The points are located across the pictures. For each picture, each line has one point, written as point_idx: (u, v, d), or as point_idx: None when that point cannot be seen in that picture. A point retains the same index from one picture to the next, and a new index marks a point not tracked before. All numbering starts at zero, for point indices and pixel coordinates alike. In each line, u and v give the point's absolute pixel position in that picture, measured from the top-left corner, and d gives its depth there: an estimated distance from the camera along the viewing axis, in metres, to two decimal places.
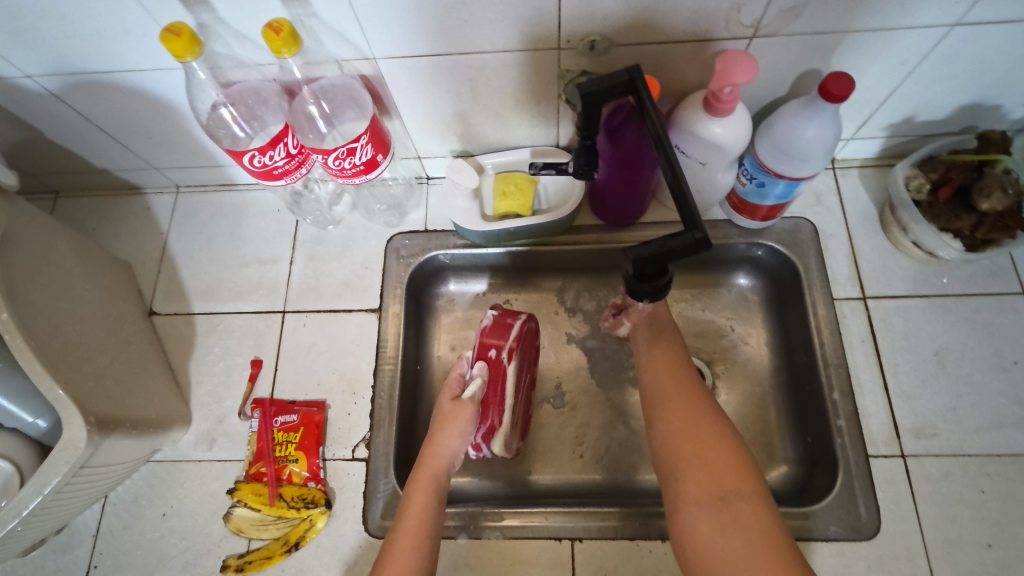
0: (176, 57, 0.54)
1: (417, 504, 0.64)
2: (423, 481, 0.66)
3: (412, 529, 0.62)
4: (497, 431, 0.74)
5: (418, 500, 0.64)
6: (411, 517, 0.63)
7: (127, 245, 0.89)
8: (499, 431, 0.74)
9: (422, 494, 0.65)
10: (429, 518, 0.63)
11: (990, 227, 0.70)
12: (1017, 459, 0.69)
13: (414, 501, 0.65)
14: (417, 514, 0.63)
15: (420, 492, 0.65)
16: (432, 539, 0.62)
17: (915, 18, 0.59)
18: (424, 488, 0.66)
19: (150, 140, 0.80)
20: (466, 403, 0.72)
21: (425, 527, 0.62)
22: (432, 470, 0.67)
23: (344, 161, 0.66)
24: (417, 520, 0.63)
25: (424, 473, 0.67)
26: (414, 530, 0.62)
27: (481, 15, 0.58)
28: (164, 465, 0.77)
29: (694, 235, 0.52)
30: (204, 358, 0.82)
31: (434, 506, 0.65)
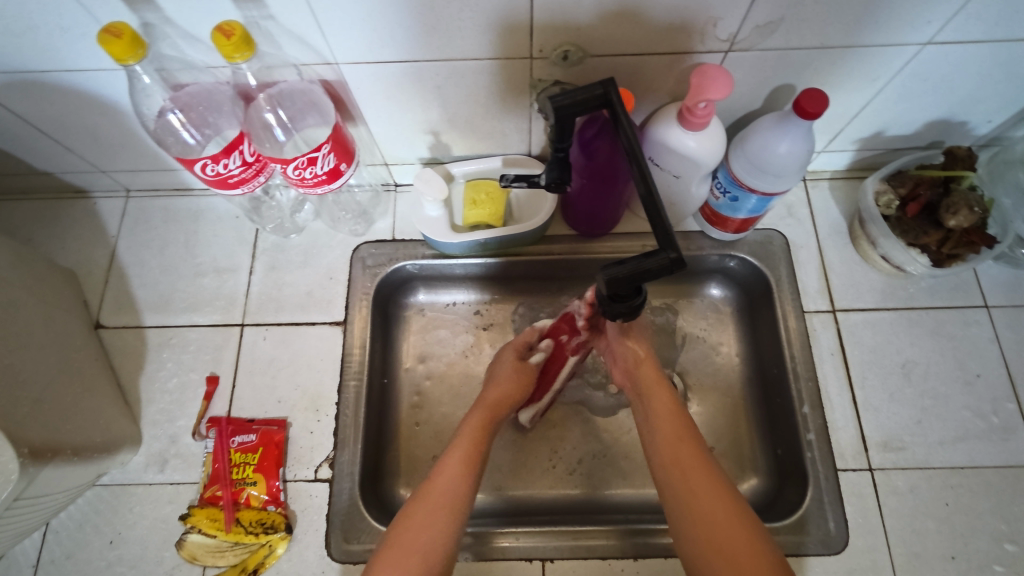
0: (118, 60, 0.51)
1: (470, 434, 0.64)
2: (479, 418, 0.66)
3: (464, 454, 0.61)
4: (533, 403, 0.76)
5: (473, 430, 0.64)
6: (460, 446, 0.62)
7: (72, 253, 0.84)
8: (535, 404, 0.75)
9: (477, 425, 0.65)
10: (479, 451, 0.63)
11: (955, 243, 0.71)
12: (979, 471, 0.70)
13: (467, 430, 0.64)
14: (467, 444, 0.62)
15: (476, 423, 0.65)
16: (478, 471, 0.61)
17: (888, 36, 0.58)
18: (479, 423, 0.65)
19: (95, 143, 0.74)
20: (529, 367, 0.72)
21: (470, 457, 0.61)
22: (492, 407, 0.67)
23: (304, 171, 0.63)
24: (466, 448, 0.62)
25: (480, 410, 0.67)
26: (464, 456, 0.61)
27: (450, 22, 0.56)
28: (112, 490, 0.72)
29: (669, 255, 0.50)
30: (155, 375, 0.78)
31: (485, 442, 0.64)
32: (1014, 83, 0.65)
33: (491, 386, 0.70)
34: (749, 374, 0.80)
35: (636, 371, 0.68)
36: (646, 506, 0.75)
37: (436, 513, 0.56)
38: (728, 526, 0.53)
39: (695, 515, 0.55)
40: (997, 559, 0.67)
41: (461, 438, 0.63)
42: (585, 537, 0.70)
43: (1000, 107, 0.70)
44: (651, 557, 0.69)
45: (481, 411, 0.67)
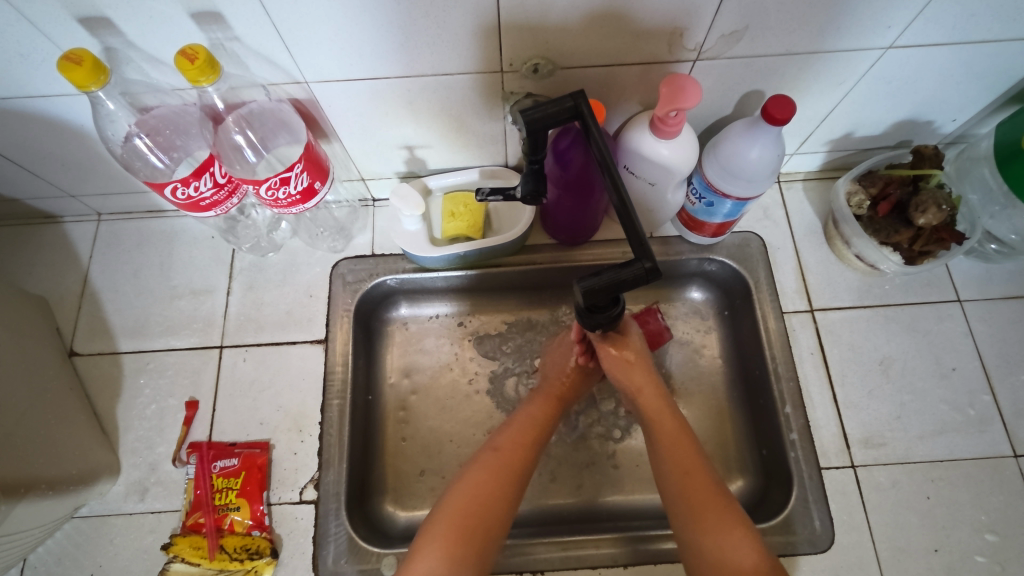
0: (79, 87, 0.50)
1: (535, 419, 0.68)
2: (545, 405, 0.69)
3: (513, 444, 0.64)
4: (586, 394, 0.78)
5: (534, 415, 0.68)
6: (518, 429, 0.66)
7: (43, 279, 0.82)
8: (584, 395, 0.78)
9: (544, 412, 0.69)
10: (539, 435, 0.66)
11: (926, 240, 0.72)
12: (958, 463, 0.71)
13: (533, 414, 0.68)
14: (530, 428, 0.67)
15: (543, 407, 0.69)
16: (535, 455, 0.65)
17: (851, 41, 0.59)
18: (544, 410, 0.69)
19: (63, 168, 0.73)
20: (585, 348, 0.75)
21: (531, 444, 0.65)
22: (555, 395, 0.71)
23: (277, 191, 0.62)
24: (528, 434, 0.66)
25: (544, 397, 0.71)
26: (521, 441, 0.65)
27: (419, 39, 0.56)
28: (90, 521, 0.71)
29: (643, 265, 0.50)
30: (133, 402, 0.76)
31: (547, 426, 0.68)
32: (974, 83, 0.67)
33: (550, 378, 0.72)
34: (732, 376, 0.81)
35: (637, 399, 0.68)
36: (635, 513, 0.75)
37: (479, 501, 0.58)
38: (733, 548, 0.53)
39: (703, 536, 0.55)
40: (979, 549, 0.68)
41: (520, 422, 0.67)
42: (575, 547, 0.69)
43: (963, 107, 0.71)
44: (641, 564, 0.69)
45: (544, 397, 0.70)
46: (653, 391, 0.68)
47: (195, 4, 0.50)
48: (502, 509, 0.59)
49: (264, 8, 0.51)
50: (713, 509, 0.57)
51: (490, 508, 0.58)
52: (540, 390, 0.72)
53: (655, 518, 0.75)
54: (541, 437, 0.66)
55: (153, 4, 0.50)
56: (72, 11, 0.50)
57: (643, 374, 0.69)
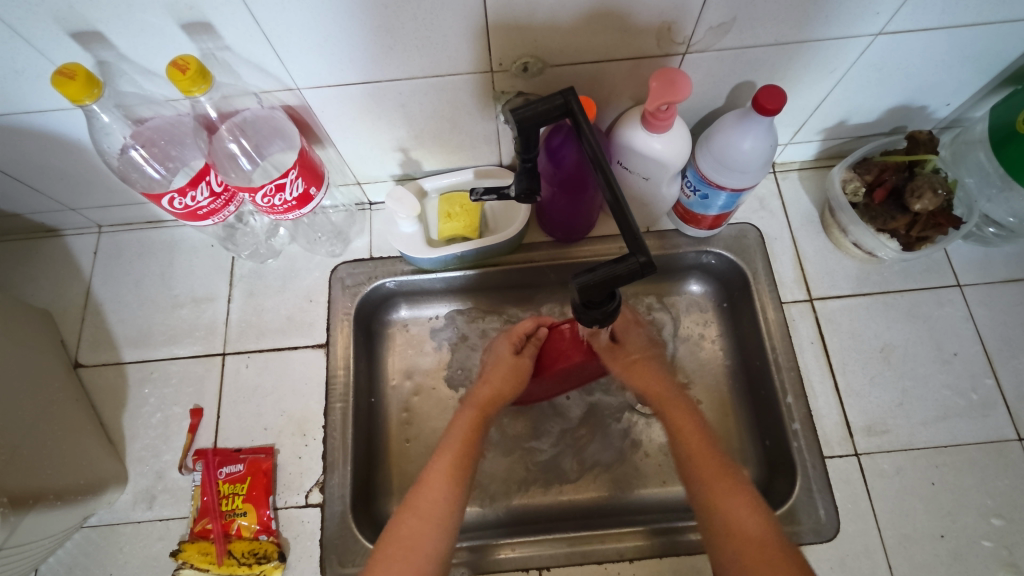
0: (73, 101, 0.51)
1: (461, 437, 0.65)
2: (469, 415, 0.67)
3: (446, 459, 0.62)
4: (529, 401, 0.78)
5: (460, 431, 0.65)
6: (447, 451, 0.63)
7: (47, 292, 0.83)
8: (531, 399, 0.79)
9: (468, 424, 0.66)
10: (468, 449, 0.64)
11: (923, 226, 0.72)
12: (962, 449, 0.71)
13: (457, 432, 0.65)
14: (458, 449, 0.63)
15: (468, 419, 0.67)
16: (469, 469, 0.63)
17: (840, 29, 0.59)
18: (469, 421, 0.67)
19: (61, 182, 0.74)
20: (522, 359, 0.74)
21: (462, 456, 0.63)
22: (482, 405, 0.69)
23: (273, 198, 0.63)
24: (452, 453, 0.63)
25: (471, 407, 0.69)
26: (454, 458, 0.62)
27: (406, 42, 0.56)
28: (100, 530, 0.71)
29: (638, 259, 0.50)
30: (138, 411, 0.77)
31: (476, 440, 0.65)
32: (967, 66, 0.67)
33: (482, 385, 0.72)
34: (734, 368, 0.81)
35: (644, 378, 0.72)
36: (641, 507, 0.75)
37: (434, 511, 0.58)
38: (746, 523, 0.56)
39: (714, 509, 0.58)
40: (986, 534, 0.67)
41: (450, 438, 0.65)
42: (580, 543, 0.69)
43: (956, 91, 0.71)
44: (647, 558, 0.69)
45: (471, 408, 0.68)
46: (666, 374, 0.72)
47: (184, 15, 0.50)
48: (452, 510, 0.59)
49: (253, 17, 0.51)
50: (720, 483, 0.59)
51: (448, 514, 0.59)
52: (470, 396, 0.71)
53: (662, 511, 0.74)
54: (472, 450, 0.64)
55: (143, 16, 0.50)
56: (63, 26, 0.50)
57: (649, 367, 0.72)
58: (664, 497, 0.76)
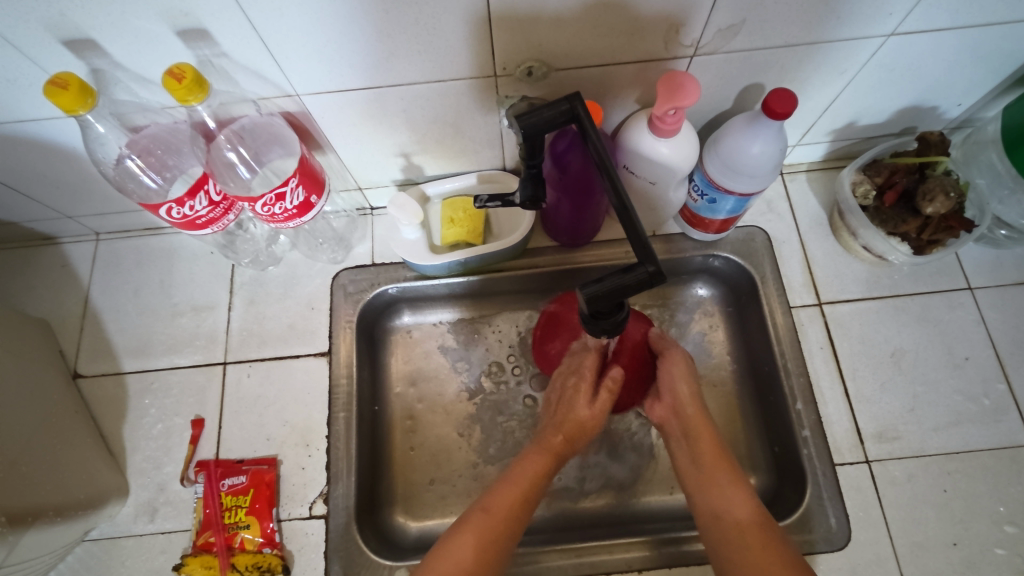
0: (67, 111, 0.49)
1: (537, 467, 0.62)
2: (544, 459, 0.63)
3: (510, 494, 0.59)
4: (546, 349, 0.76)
5: (532, 469, 0.62)
6: (512, 485, 0.60)
7: (44, 302, 0.81)
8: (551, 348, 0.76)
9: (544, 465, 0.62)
10: (534, 492, 0.60)
11: (935, 229, 0.71)
12: (975, 455, 0.70)
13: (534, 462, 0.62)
14: (519, 494, 0.59)
15: (543, 461, 0.63)
16: (522, 522, 0.58)
17: (851, 31, 0.58)
18: (547, 457, 0.63)
19: (57, 190, 0.73)
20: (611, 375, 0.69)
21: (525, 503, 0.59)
22: (558, 446, 0.64)
23: (273, 207, 0.62)
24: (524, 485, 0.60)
25: (548, 448, 0.64)
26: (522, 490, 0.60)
27: (409, 47, 0.55)
28: (101, 544, 0.70)
29: (647, 269, 0.49)
30: (138, 422, 0.76)
31: (541, 488, 0.61)
32: (979, 66, 0.65)
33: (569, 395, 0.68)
34: (742, 374, 0.80)
35: (686, 415, 0.65)
36: (649, 515, 0.74)
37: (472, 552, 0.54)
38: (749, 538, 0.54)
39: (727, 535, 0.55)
40: (999, 542, 0.67)
41: (521, 472, 0.62)
42: (587, 553, 0.69)
43: (968, 91, 0.70)
44: (656, 568, 0.68)
45: (556, 436, 0.65)
46: (699, 404, 0.66)
47: (180, 22, 0.49)
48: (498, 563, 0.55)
49: (251, 23, 0.50)
50: (763, 551, 0.52)
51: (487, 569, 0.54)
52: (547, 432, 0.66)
53: (669, 520, 0.74)
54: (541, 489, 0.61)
55: (137, 22, 0.49)
56: (56, 34, 0.49)
57: (688, 385, 0.67)
58: (672, 505, 0.75)
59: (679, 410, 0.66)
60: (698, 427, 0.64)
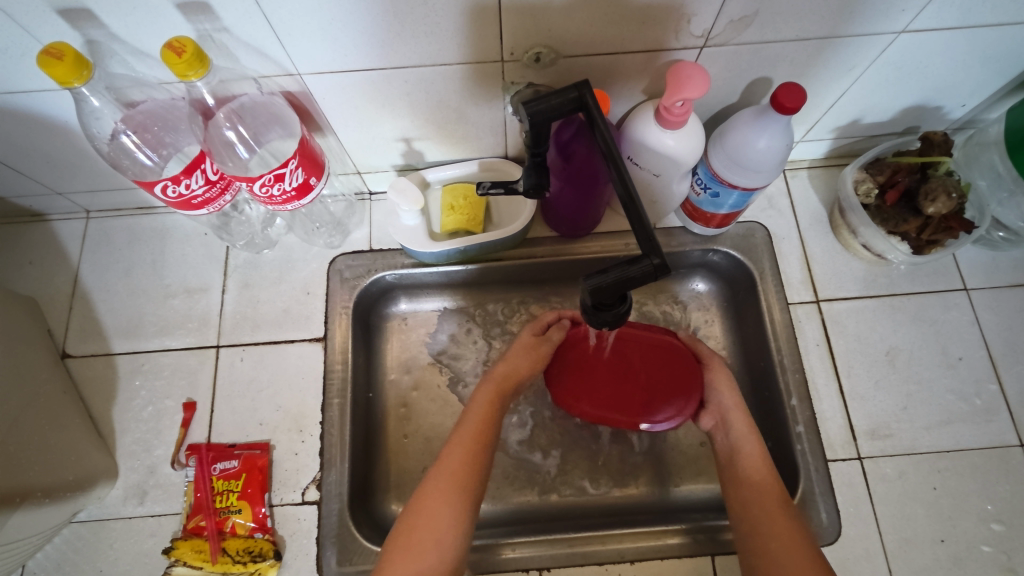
0: (61, 83, 0.48)
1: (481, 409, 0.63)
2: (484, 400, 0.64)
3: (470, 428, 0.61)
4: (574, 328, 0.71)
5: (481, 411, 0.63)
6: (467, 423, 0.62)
7: (32, 280, 0.80)
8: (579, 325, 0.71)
9: (491, 398, 0.64)
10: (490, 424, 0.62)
11: (934, 229, 0.71)
12: (965, 454, 0.71)
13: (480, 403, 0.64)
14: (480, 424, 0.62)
15: (485, 400, 0.64)
16: (488, 457, 0.60)
17: (862, 26, 0.58)
18: (489, 399, 0.64)
19: (47, 165, 0.71)
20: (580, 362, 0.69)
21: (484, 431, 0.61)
22: (500, 380, 0.66)
23: (271, 188, 0.60)
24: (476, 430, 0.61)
25: (490, 382, 0.66)
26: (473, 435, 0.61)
27: (414, 28, 0.53)
28: (89, 526, 0.70)
29: (652, 261, 0.49)
30: (129, 404, 0.75)
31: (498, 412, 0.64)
32: (987, 67, 0.65)
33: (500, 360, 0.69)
34: (737, 368, 0.80)
35: (727, 420, 0.65)
36: (641, 506, 0.74)
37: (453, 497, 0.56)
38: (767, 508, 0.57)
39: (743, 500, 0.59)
40: (985, 539, 0.68)
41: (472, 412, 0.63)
42: (581, 544, 0.69)
43: (973, 92, 0.70)
44: (647, 560, 0.68)
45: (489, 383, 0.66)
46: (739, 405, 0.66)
47: None
48: (472, 494, 0.57)
49: None
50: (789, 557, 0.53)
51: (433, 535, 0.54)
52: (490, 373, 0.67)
53: (661, 510, 0.74)
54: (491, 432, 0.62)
55: None
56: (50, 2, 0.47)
57: (732, 391, 0.67)
58: (664, 497, 0.75)
59: (724, 416, 0.66)
60: (737, 420, 0.65)
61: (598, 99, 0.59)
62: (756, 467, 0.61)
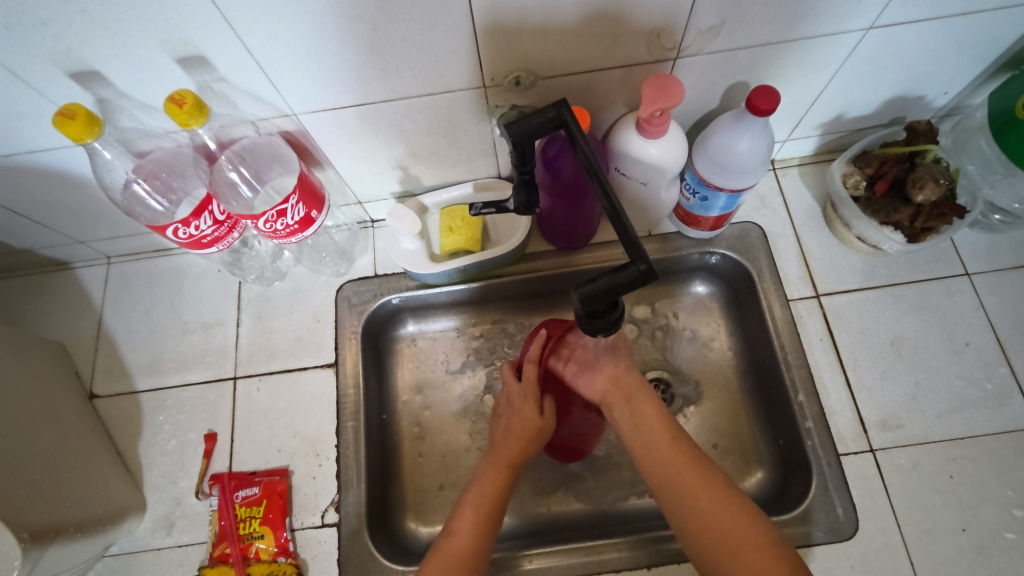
0: (75, 140, 0.52)
1: (485, 494, 0.65)
2: (489, 485, 0.65)
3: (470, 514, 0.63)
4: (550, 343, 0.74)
5: (490, 485, 0.65)
6: (467, 511, 0.63)
7: (59, 325, 0.84)
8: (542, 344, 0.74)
9: (496, 482, 0.66)
10: (492, 511, 0.63)
11: (927, 217, 0.72)
12: (980, 439, 0.70)
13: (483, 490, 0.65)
14: (482, 507, 0.63)
15: (490, 481, 0.66)
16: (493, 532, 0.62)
17: (829, 26, 0.59)
18: (484, 493, 0.65)
19: (68, 217, 0.75)
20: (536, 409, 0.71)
21: (490, 516, 0.63)
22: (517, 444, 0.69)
23: (275, 223, 0.64)
24: (485, 511, 0.63)
25: (496, 468, 0.67)
26: (476, 516, 0.62)
27: (398, 65, 0.57)
28: (121, 559, 0.72)
29: (638, 268, 0.50)
30: (153, 439, 0.78)
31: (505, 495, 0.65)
32: (962, 55, 0.66)
33: (503, 441, 0.70)
34: (744, 368, 0.80)
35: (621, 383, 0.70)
36: (655, 513, 0.75)
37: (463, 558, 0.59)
38: (703, 496, 0.58)
39: (675, 492, 0.60)
40: (1008, 526, 0.66)
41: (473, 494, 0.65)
42: (597, 551, 0.69)
43: (953, 79, 0.71)
44: (665, 564, 0.68)
45: (496, 471, 0.67)
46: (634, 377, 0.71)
47: (180, 50, 0.52)
48: (482, 570, 0.60)
49: (246, 48, 0.52)
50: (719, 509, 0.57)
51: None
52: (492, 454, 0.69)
53: None
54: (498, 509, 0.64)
55: (141, 52, 0.51)
56: (62, 67, 0.52)
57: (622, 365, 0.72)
58: None
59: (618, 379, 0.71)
60: (637, 393, 0.69)
61: (578, 115, 0.61)
62: (674, 454, 0.62)
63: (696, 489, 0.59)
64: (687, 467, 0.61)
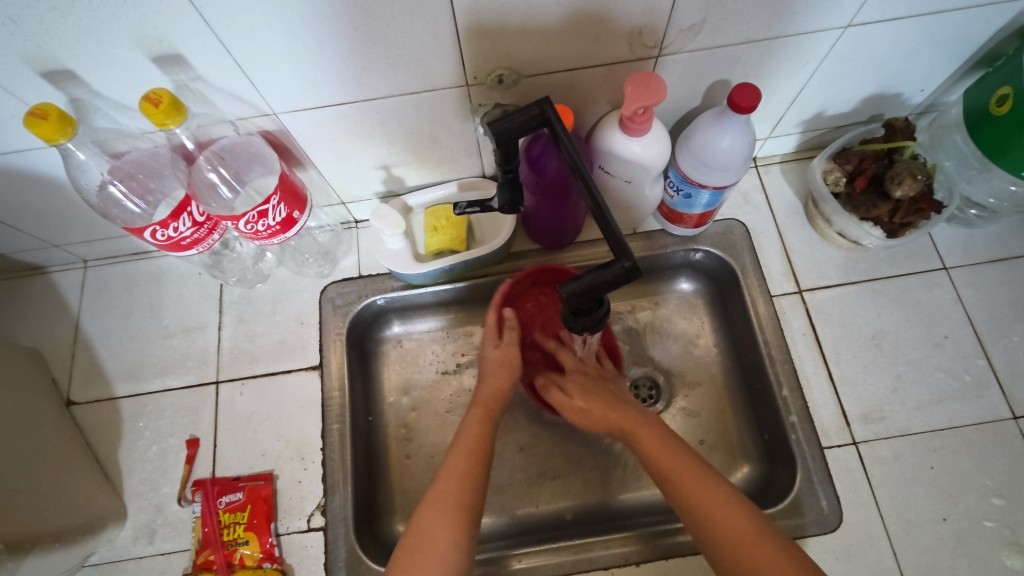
0: (47, 141, 0.51)
1: (471, 437, 0.65)
2: (460, 464, 0.62)
3: (445, 505, 0.59)
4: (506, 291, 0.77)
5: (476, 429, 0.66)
6: (459, 452, 0.64)
7: (34, 331, 0.82)
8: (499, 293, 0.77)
9: (479, 427, 0.67)
10: (482, 448, 0.65)
11: (906, 212, 0.73)
12: (959, 430, 0.71)
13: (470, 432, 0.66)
14: (470, 452, 0.64)
15: (475, 422, 0.67)
16: (483, 473, 0.63)
17: (809, 23, 0.60)
18: (457, 477, 0.61)
19: (42, 220, 0.73)
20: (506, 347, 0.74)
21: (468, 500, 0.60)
22: (488, 403, 0.69)
23: (256, 224, 0.63)
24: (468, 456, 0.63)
25: (478, 406, 0.69)
26: (464, 463, 0.63)
27: (381, 62, 0.56)
28: (101, 568, 0.71)
29: (623, 265, 0.50)
30: (134, 446, 0.76)
31: (487, 438, 0.66)
32: (938, 52, 0.67)
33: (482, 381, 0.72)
34: (729, 363, 0.81)
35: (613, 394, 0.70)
36: (644, 509, 0.75)
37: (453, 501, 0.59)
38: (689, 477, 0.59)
39: (671, 477, 0.60)
40: (988, 514, 0.68)
41: (445, 480, 0.61)
42: (585, 549, 0.69)
43: (930, 76, 0.72)
44: (653, 560, 0.68)
45: (477, 409, 0.69)
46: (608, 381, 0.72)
47: (155, 48, 0.51)
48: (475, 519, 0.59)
49: (224, 46, 0.51)
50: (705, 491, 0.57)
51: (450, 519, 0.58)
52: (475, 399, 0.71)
53: (664, 512, 0.74)
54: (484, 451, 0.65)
55: (114, 51, 0.50)
56: (34, 66, 0.50)
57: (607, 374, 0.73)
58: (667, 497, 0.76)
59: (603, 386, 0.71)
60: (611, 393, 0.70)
61: (562, 113, 0.61)
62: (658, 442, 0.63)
63: (688, 471, 0.59)
64: (684, 462, 0.60)
